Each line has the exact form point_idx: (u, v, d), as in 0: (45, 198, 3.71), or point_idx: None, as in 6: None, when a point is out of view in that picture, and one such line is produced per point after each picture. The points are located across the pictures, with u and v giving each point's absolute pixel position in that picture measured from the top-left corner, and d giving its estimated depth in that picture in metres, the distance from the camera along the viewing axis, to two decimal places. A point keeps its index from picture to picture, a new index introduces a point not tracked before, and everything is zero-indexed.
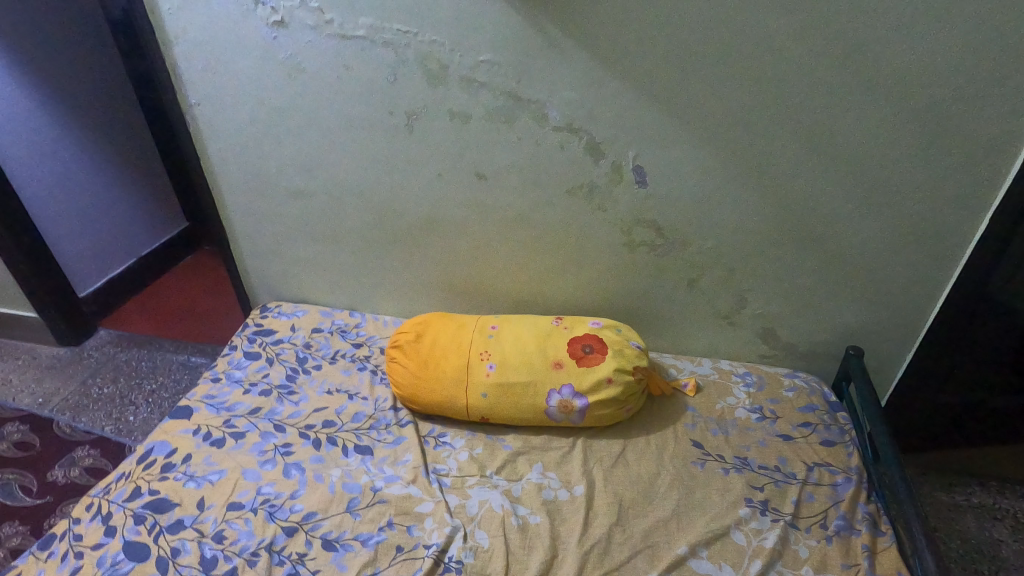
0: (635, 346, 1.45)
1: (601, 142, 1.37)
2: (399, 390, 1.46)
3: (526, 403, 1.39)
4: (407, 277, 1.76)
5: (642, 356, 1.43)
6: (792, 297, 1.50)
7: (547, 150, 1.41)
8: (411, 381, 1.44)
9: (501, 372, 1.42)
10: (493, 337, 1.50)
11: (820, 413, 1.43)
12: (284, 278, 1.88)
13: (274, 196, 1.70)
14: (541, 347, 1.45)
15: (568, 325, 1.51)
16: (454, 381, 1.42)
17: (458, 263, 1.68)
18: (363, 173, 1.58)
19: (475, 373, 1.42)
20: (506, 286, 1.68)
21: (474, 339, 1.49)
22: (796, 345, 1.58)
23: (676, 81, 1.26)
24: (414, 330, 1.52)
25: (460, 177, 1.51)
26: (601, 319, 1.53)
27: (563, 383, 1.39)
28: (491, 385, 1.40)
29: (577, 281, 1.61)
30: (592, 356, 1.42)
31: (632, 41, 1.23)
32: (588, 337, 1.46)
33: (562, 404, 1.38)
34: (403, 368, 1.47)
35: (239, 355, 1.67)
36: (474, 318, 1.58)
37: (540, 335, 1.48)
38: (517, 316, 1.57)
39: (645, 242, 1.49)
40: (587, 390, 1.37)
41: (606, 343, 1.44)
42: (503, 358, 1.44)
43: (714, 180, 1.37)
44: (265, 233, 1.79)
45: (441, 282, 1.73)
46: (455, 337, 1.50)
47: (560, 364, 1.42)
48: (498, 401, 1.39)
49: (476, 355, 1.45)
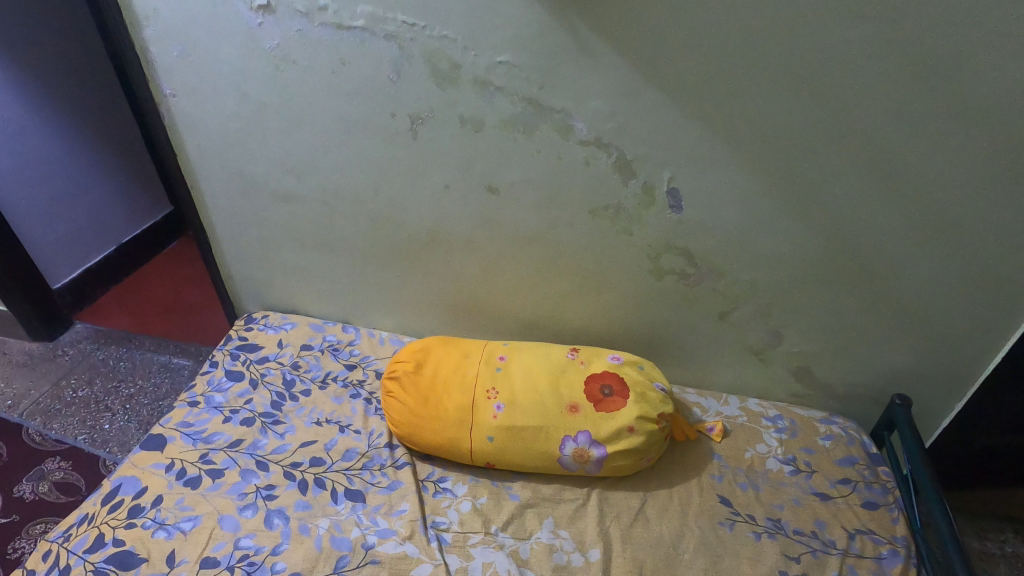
0: (658, 388, 1.31)
1: (633, 160, 1.20)
2: (395, 428, 1.32)
3: (537, 450, 1.25)
4: (407, 293, 1.60)
5: (667, 401, 1.29)
6: (833, 337, 1.35)
7: (570, 166, 1.24)
8: (410, 419, 1.29)
9: (511, 413, 1.27)
10: (502, 371, 1.35)
11: (860, 467, 1.30)
12: (271, 285, 1.72)
13: (260, 200, 1.53)
14: (555, 386, 1.30)
15: (585, 360, 1.36)
16: (458, 423, 1.27)
17: (463, 281, 1.52)
18: (360, 179, 1.41)
19: (481, 415, 1.28)
20: (516, 308, 1.52)
21: (480, 374, 1.34)
22: (833, 386, 1.43)
23: (727, 95, 1.08)
24: (414, 360, 1.37)
25: (469, 190, 1.34)
26: (621, 352, 1.39)
27: (579, 430, 1.25)
28: (498, 429, 1.26)
29: (595, 308, 1.46)
30: (611, 400, 1.27)
31: (678, 47, 1.05)
32: (607, 377, 1.31)
33: (577, 452, 1.23)
34: (400, 404, 1.32)
35: (219, 375, 1.52)
36: (480, 345, 1.43)
37: (554, 372, 1.33)
38: (528, 345, 1.42)
39: (675, 271, 1.33)
40: (605, 440, 1.23)
41: (627, 385, 1.29)
42: (512, 397, 1.29)
43: (759, 208, 1.20)
44: (251, 237, 1.62)
45: (443, 300, 1.58)
46: (459, 370, 1.35)
47: (576, 407, 1.27)
48: (506, 447, 1.25)
49: (483, 393, 1.30)
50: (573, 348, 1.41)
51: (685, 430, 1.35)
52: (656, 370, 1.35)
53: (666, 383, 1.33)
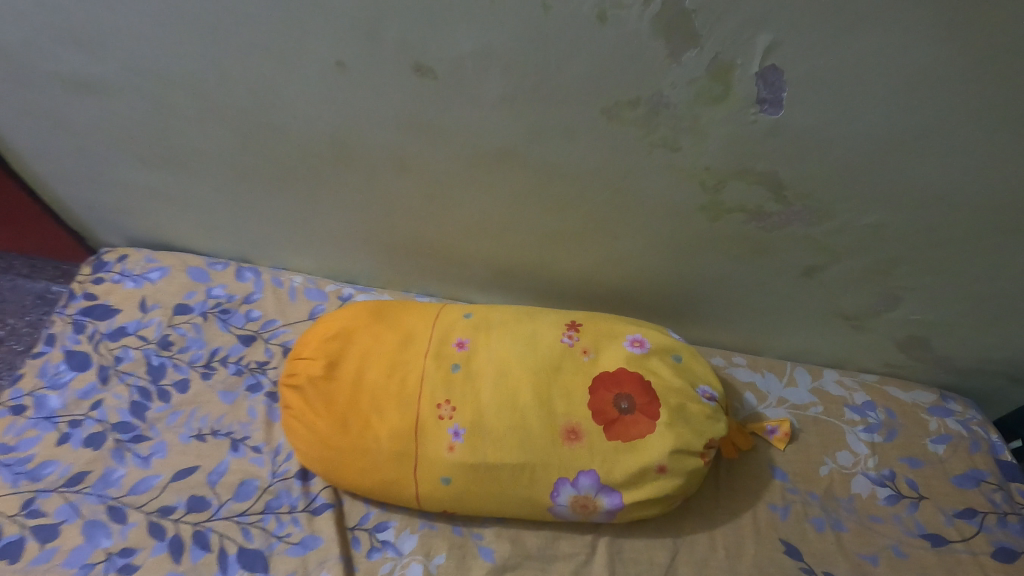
0: (704, 397, 0.84)
1: (695, 11, 0.59)
2: (306, 457, 0.88)
3: (517, 496, 0.82)
4: (319, 227, 1.06)
5: (717, 416, 0.83)
6: (983, 307, 0.85)
7: (566, 25, 0.64)
8: (324, 451, 0.85)
9: (475, 446, 0.81)
10: (461, 370, 0.86)
11: (989, 489, 0.89)
12: (122, 212, 1.16)
13: (45, 88, 0.91)
14: (544, 397, 0.83)
15: (591, 348, 0.87)
16: (395, 460, 0.83)
17: (398, 213, 0.97)
18: (193, 52, 0.79)
19: (428, 447, 0.82)
20: (483, 251, 1.00)
21: (426, 377, 0.86)
22: (957, 364, 0.96)
23: None
24: (324, 357, 0.88)
25: (382, 72, 0.74)
26: (644, 330, 0.89)
27: (580, 469, 0.80)
28: (456, 469, 0.81)
29: (605, 256, 0.93)
30: (631, 422, 0.81)
31: None
32: (624, 382, 0.83)
33: (578, 501, 0.81)
34: (307, 427, 0.86)
35: (55, 359, 1.04)
36: (428, 319, 0.93)
37: (542, 373, 0.85)
38: (502, 318, 0.92)
39: (744, 209, 0.78)
40: (620, 483, 0.80)
41: (655, 395, 0.82)
42: (477, 418, 0.82)
43: (932, 105, 0.62)
44: (60, 145, 1.02)
45: (373, 236, 1.04)
46: (394, 372, 0.86)
47: (577, 434, 0.81)
48: (468, 492, 0.83)
49: (431, 410, 0.83)
50: (571, 322, 0.90)
51: (734, 441, 0.91)
52: (698, 362, 0.87)
53: (715, 385, 0.86)
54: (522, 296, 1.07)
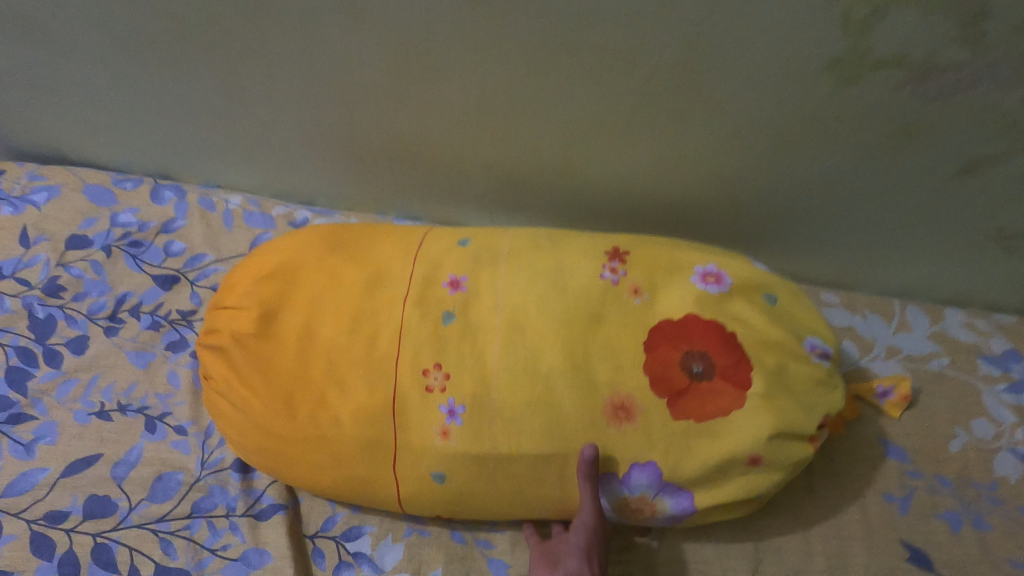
0: (814, 354, 0.58)
1: None
2: (241, 445, 0.62)
3: (541, 497, 0.58)
4: (257, 120, 0.76)
5: (831, 383, 0.57)
6: None
7: None
8: (264, 436, 0.59)
9: (480, 431, 0.55)
10: (456, 322, 0.58)
11: None
12: None
13: None
14: (581, 360, 0.55)
15: (645, 287, 0.59)
16: (365, 450, 0.57)
17: (365, 93, 0.68)
18: None
19: (411, 433, 0.56)
20: (486, 148, 0.71)
21: (404, 332, 0.57)
22: None
23: None
24: (257, 305, 0.60)
25: None
26: (721, 259, 0.61)
27: (634, 462, 0.55)
28: (454, 462, 0.56)
29: (662, 150, 0.65)
30: (708, 394, 0.54)
31: None
32: (698, 335, 0.55)
33: (629, 505, 0.57)
34: (237, 403, 0.60)
35: None
36: (407, 248, 0.64)
37: (576, 324, 0.56)
38: (513, 248, 0.63)
39: (904, 60, 0.50)
40: (691, 479, 0.55)
41: (745, 354, 0.55)
42: (482, 391, 0.55)
43: None
44: None
45: (332, 131, 0.75)
46: (356, 325, 0.58)
47: (628, 412, 0.54)
48: (471, 494, 0.58)
49: (414, 380, 0.56)
50: (614, 250, 0.62)
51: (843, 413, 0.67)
52: (799, 304, 0.61)
53: (826, 336, 0.60)
54: (538, 214, 0.79)
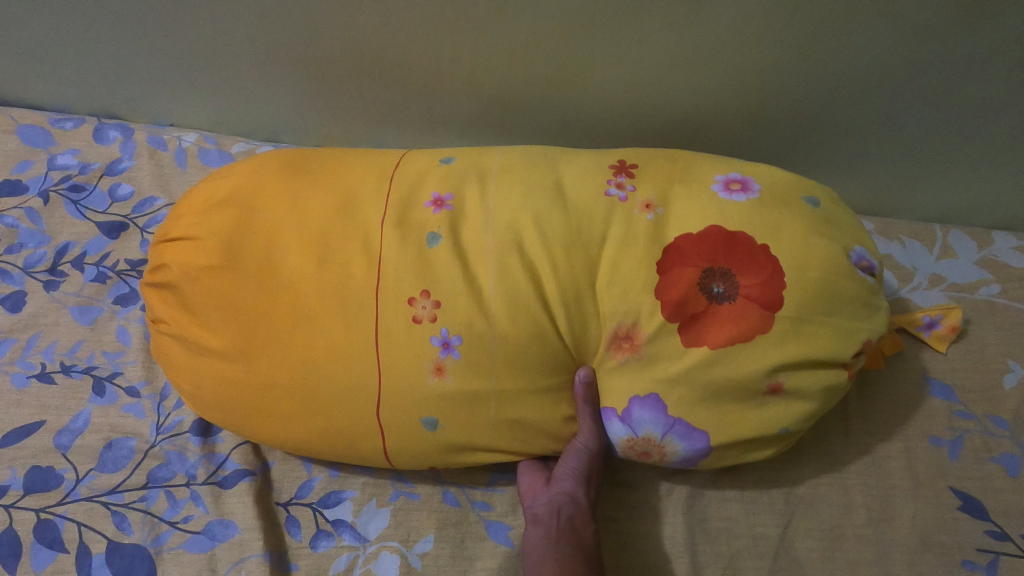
0: (860, 267, 0.48)
1: None
2: (199, 400, 0.54)
3: (547, 438, 0.51)
4: (200, 35, 0.65)
5: (876, 304, 0.48)
6: None
7: None
8: (226, 386, 0.51)
9: (478, 366, 0.46)
10: (443, 244, 0.48)
11: None
12: None
13: None
14: (586, 284, 0.46)
15: (658, 200, 0.49)
16: (344, 395, 0.48)
17: None
18: None
19: (398, 372, 0.47)
20: (469, 56, 0.61)
21: (384, 257, 0.48)
22: None
23: None
24: (209, 236, 0.51)
25: None
26: (746, 168, 0.52)
27: (634, 397, 0.47)
28: (448, 404, 0.47)
29: (676, 41, 0.55)
30: (731, 318, 0.45)
31: None
32: (722, 251, 0.45)
33: (634, 447, 0.50)
34: (194, 349, 0.51)
35: None
36: (380, 167, 0.54)
37: (580, 243, 0.47)
38: (503, 163, 0.53)
39: None
40: (709, 417, 0.47)
41: (780, 270, 0.45)
42: (479, 318, 0.46)
43: None
44: None
45: (289, 46, 0.64)
46: (325, 251, 0.49)
47: (634, 343, 0.46)
48: (468, 439, 0.50)
49: (398, 311, 0.47)
50: (619, 164, 0.52)
51: (881, 346, 0.60)
52: (844, 211, 0.51)
53: (873, 249, 0.50)
54: (531, 138, 0.69)
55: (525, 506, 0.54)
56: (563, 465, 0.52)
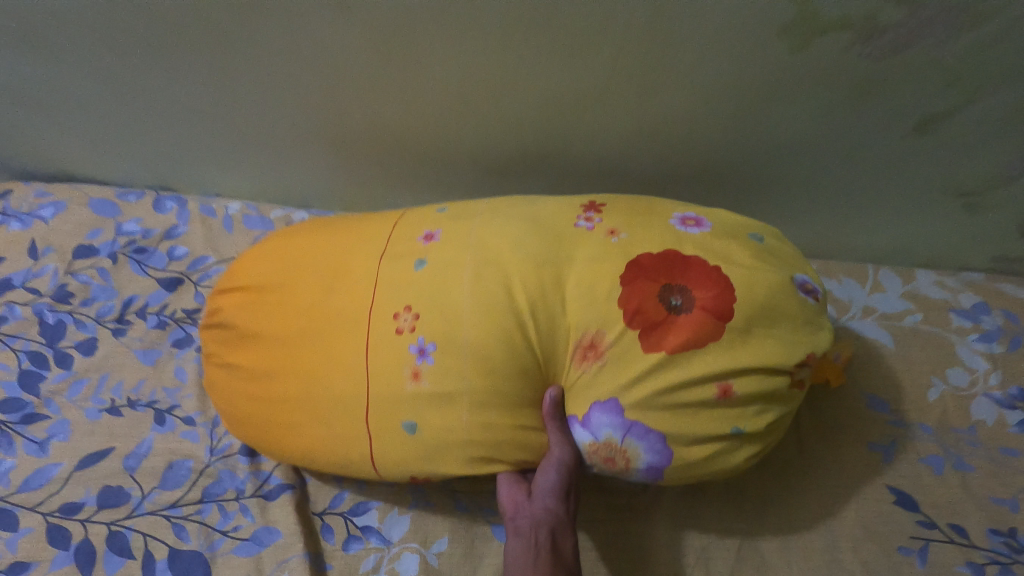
0: (802, 289, 0.58)
1: None
2: (232, 419, 0.65)
3: (522, 449, 0.57)
4: (248, 120, 0.79)
5: (816, 322, 0.57)
6: None
7: None
8: (251, 400, 0.62)
9: (450, 368, 0.55)
10: (427, 268, 0.59)
11: None
12: None
13: None
14: (557, 303, 0.56)
15: (621, 228, 0.60)
16: (340, 399, 0.58)
17: (351, 85, 0.71)
18: None
19: (381, 377, 0.56)
20: (471, 132, 0.74)
21: (377, 283, 0.59)
22: None
23: None
24: (247, 279, 0.65)
25: None
26: (698, 211, 0.64)
27: (595, 401, 0.54)
28: (425, 405, 0.56)
29: (637, 120, 0.68)
30: (683, 325, 0.54)
31: None
32: (677, 271, 0.55)
33: (599, 452, 0.56)
34: (231, 369, 0.63)
35: None
36: (386, 220, 0.67)
37: (550, 267, 0.57)
38: (489, 208, 0.65)
39: (850, 22, 0.54)
40: (669, 416, 0.54)
41: (729, 287, 0.54)
42: (451, 329, 0.55)
43: None
44: None
45: (321, 128, 0.78)
46: (332, 281, 0.61)
47: (597, 350, 0.55)
48: (440, 441, 0.56)
49: (385, 324, 0.57)
50: (590, 204, 0.65)
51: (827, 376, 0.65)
52: (785, 247, 0.61)
53: (813, 279, 0.60)
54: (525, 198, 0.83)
55: (508, 519, 0.58)
56: (543, 480, 0.56)
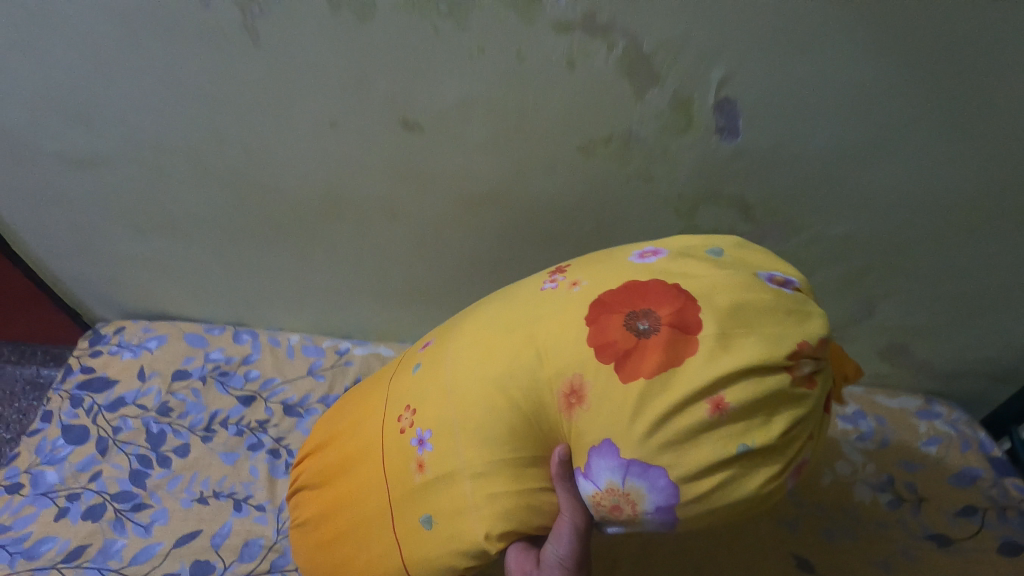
0: (773, 282, 0.57)
1: (655, 52, 0.65)
2: (308, 566, 0.75)
3: (533, 514, 0.58)
4: (313, 280, 1.07)
5: (803, 312, 0.54)
6: (952, 305, 0.89)
7: (538, 73, 0.69)
8: (320, 544, 0.73)
9: (446, 450, 0.60)
10: (422, 370, 0.69)
11: (985, 487, 0.91)
12: (116, 285, 1.17)
13: (39, 167, 0.93)
14: (534, 356, 0.58)
15: (583, 278, 0.62)
16: (378, 512, 0.66)
17: (389, 262, 0.99)
18: (183, 124, 0.83)
19: (399, 479, 0.64)
20: (475, 293, 1.02)
21: (387, 404, 0.71)
22: (937, 366, 0.99)
23: None
24: (311, 440, 0.81)
25: (368, 123, 0.78)
26: (661, 242, 0.65)
27: (590, 447, 0.54)
28: (435, 493, 0.61)
29: None
30: (655, 347, 0.52)
31: None
32: (640, 297, 0.56)
33: (605, 502, 0.54)
34: (304, 525, 0.76)
35: (51, 435, 1.04)
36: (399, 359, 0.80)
37: (522, 330, 0.60)
38: (474, 305, 0.73)
39: (720, 232, 0.83)
40: (666, 451, 0.50)
41: (692, 298, 0.54)
42: (442, 413, 0.61)
43: (878, 118, 0.68)
44: (54, 225, 1.04)
45: (365, 287, 1.06)
46: (361, 416, 0.74)
47: (579, 394, 0.55)
48: (452, 522, 0.59)
49: (395, 433, 0.66)
50: (556, 268, 0.68)
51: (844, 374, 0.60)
52: (752, 255, 0.61)
53: (785, 272, 0.59)
54: None
55: None
56: (554, 551, 0.58)
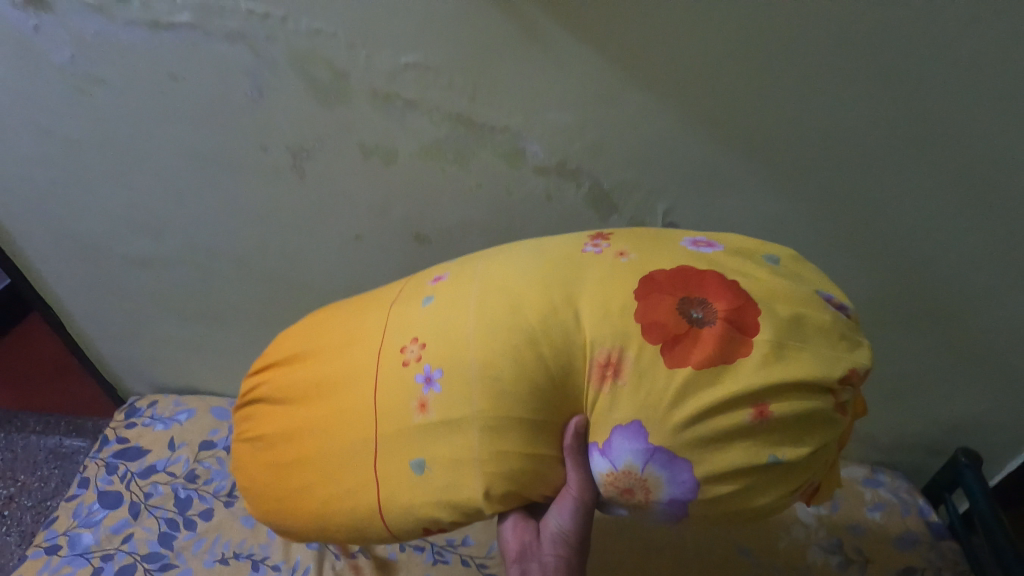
0: (831, 306, 0.58)
1: (613, 189, 0.84)
2: (266, 495, 0.74)
3: (539, 478, 0.60)
4: None
5: (854, 339, 0.56)
6: (880, 386, 1.04)
7: (523, 204, 0.87)
8: (286, 469, 0.71)
9: (456, 394, 0.60)
10: (434, 305, 0.66)
11: (924, 549, 1.03)
12: (154, 363, 1.32)
13: (108, 265, 1.11)
14: (567, 318, 0.58)
15: (629, 250, 0.63)
16: (358, 451, 0.65)
17: None
18: (233, 234, 1.01)
19: (394, 414, 0.63)
20: None
21: (388, 331, 0.68)
22: (877, 438, 1.13)
23: (753, 106, 0.74)
24: (286, 356, 0.76)
25: (387, 237, 0.95)
26: (715, 235, 0.66)
27: (617, 425, 0.55)
28: (435, 435, 0.61)
29: None
30: (705, 339, 0.53)
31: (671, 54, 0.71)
32: (694, 286, 0.56)
33: (618, 484, 0.56)
34: (269, 442, 0.73)
35: (88, 499, 1.15)
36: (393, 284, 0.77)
37: (558, 288, 0.60)
38: (490, 254, 0.71)
39: None
40: (694, 444, 0.52)
41: (752, 299, 0.55)
42: (458, 357, 0.60)
43: (793, 242, 0.87)
44: (111, 312, 1.21)
45: None
46: (351, 341, 0.71)
47: (616, 368, 0.55)
48: (449, 475, 0.60)
49: (398, 363, 0.64)
50: (598, 234, 0.68)
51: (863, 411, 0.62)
52: (805, 266, 0.62)
53: (841, 296, 0.60)
54: None
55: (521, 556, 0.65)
56: (556, 521, 0.62)
